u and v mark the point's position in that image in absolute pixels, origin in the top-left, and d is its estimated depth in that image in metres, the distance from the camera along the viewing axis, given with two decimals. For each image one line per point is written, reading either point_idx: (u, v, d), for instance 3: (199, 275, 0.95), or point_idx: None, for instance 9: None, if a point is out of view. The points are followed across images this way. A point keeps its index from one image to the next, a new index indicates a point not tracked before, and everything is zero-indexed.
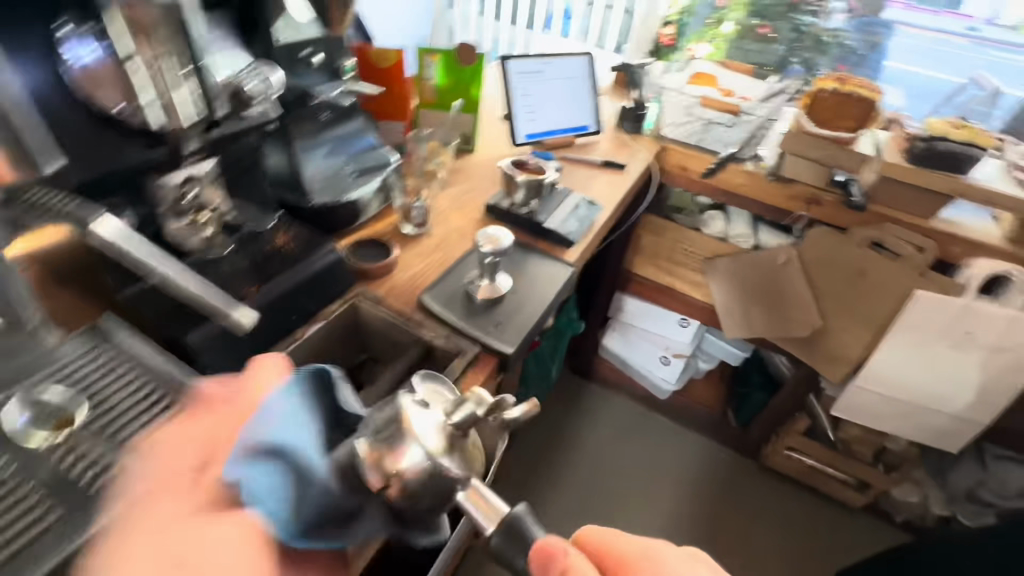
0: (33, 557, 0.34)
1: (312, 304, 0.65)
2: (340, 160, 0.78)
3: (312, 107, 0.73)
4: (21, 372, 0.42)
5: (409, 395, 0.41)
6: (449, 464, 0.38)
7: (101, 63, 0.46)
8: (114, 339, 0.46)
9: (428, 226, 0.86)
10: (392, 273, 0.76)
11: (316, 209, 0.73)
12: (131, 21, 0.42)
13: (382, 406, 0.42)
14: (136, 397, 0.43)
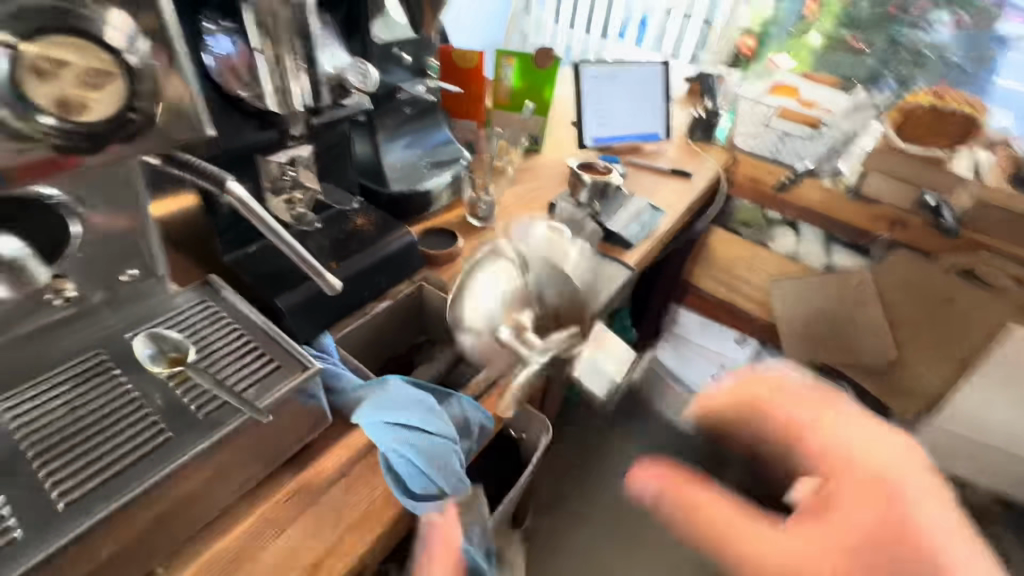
0: (148, 467, 0.39)
1: (383, 282, 0.70)
2: (418, 153, 0.84)
3: (398, 101, 0.79)
4: (144, 315, 0.49)
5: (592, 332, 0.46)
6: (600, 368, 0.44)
7: (238, 54, 0.53)
8: (220, 294, 0.52)
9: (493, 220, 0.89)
10: (456, 262, 0.80)
11: (392, 196, 0.78)
12: (260, 21, 0.48)
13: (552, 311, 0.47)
14: (236, 344, 0.48)
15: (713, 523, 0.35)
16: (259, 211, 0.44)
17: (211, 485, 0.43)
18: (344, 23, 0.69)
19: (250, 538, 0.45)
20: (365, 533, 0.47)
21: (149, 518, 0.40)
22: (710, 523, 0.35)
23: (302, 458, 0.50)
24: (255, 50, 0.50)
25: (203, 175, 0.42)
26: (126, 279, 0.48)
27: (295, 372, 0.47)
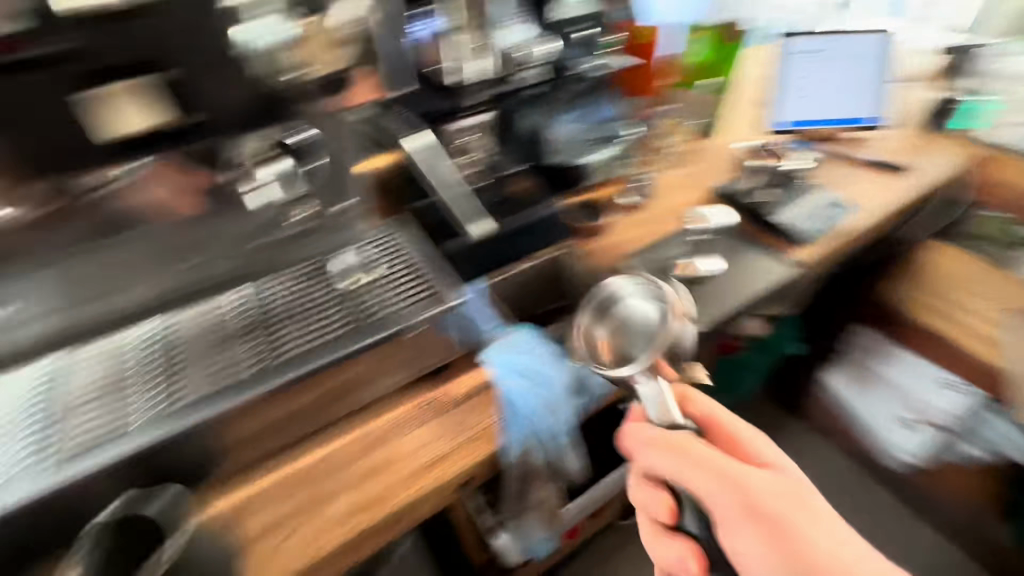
0: (332, 350, 0.52)
1: (527, 246, 0.74)
2: (580, 128, 0.86)
3: (569, 77, 0.81)
4: (341, 241, 0.62)
5: (647, 383, 0.50)
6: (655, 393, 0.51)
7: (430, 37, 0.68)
8: (397, 231, 0.63)
9: (647, 198, 0.89)
10: (600, 236, 0.82)
11: (548, 167, 0.81)
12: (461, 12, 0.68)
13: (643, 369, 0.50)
14: (402, 271, 0.59)
15: (710, 467, 0.47)
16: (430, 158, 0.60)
17: (370, 376, 0.55)
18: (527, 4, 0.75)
19: (391, 428, 0.56)
20: (477, 450, 0.55)
21: (328, 388, 0.53)
22: (692, 465, 0.47)
23: (437, 379, 0.60)
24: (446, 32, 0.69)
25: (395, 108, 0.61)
26: (337, 208, 0.61)
27: (439, 303, 0.56)
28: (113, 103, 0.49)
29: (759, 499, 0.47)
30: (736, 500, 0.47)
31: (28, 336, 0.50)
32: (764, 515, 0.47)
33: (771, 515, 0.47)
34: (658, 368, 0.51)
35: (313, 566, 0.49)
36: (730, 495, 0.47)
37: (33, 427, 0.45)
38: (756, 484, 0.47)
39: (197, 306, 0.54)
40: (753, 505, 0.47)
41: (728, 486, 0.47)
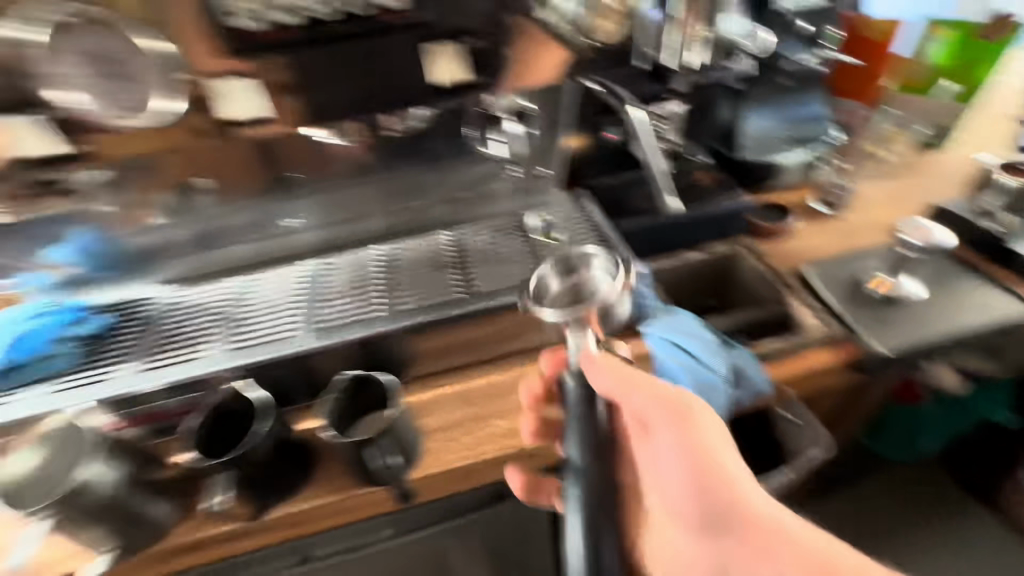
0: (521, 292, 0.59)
1: (704, 235, 0.76)
2: (781, 126, 0.83)
3: (781, 71, 0.79)
4: (535, 203, 0.69)
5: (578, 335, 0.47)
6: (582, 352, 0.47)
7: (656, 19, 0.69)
8: (585, 203, 0.70)
9: (844, 209, 0.82)
10: (785, 239, 0.78)
11: (737, 160, 0.80)
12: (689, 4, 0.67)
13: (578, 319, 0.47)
14: (588, 237, 0.65)
15: (692, 440, 0.46)
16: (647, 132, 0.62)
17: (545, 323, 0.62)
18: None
19: None
20: None
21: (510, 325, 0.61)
22: (635, 393, 0.45)
23: None
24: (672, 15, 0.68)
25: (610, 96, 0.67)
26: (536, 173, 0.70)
27: (622, 268, 0.61)
28: (432, 59, 0.62)
29: (726, 491, 0.45)
30: (707, 484, 0.46)
31: (310, 240, 0.68)
32: (722, 504, 0.45)
33: (739, 507, 0.45)
34: (589, 321, 0.47)
35: (474, 468, 0.56)
36: (703, 474, 0.46)
37: (303, 302, 0.59)
38: (732, 473, 0.45)
39: (418, 238, 0.66)
40: (723, 489, 0.45)
41: (702, 463, 0.46)
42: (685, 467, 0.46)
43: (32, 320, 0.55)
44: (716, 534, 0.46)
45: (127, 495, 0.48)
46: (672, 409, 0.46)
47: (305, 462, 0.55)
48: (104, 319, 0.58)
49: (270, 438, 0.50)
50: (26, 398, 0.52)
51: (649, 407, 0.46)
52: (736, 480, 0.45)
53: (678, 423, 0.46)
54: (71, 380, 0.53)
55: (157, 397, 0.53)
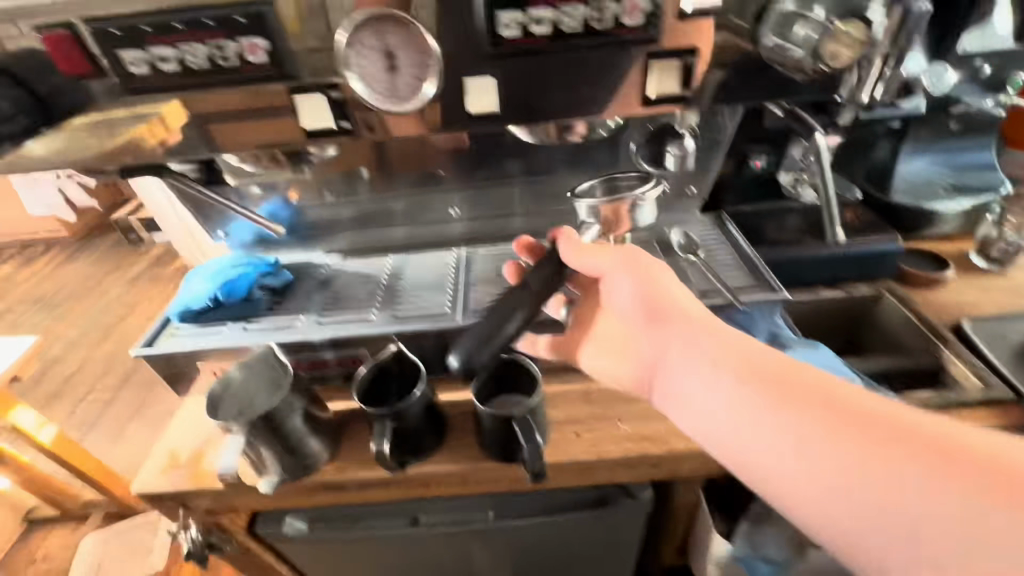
0: None
1: (845, 274, 0.74)
2: (942, 172, 0.80)
3: (949, 115, 0.75)
4: (675, 221, 0.71)
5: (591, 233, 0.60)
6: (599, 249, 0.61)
7: None
8: (725, 227, 0.70)
9: (1006, 267, 0.76)
10: (935, 289, 0.73)
11: (890, 203, 0.78)
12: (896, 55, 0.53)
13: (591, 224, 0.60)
14: (729, 260, 0.65)
15: (650, 273, 0.50)
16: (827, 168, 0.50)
17: None
18: None
19: None
20: None
21: None
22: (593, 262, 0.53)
23: None
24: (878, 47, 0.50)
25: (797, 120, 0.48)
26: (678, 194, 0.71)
27: (773, 292, 0.60)
28: (652, 74, 0.39)
29: (676, 306, 0.48)
30: (665, 306, 0.48)
31: (458, 231, 0.74)
32: (679, 315, 0.47)
33: (697, 322, 0.46)
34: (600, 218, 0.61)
35: (595, 465, 0.58)
36: (658, 297, 0.49)
37: (452, 285, 0.65)
38: (688, 301, 0.48)
39: None
40: (680, 310, 0.47)
41: (656, 288, 0.49)
42: (643, 294, 0.49)
43: (233, 268, 0.64)
44: (674, 336, 0.46)
45: (300, 427, 0.55)
46: (629, 255, 0.51)
47: (440, 431, 0.59)
48: (285, 277, 0.66)
49: (420, 403, 0.54)
50: (224, 334, 0.61)
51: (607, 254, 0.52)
52: (693, 306, 0.48)
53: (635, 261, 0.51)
54: (258, 324, 0.62)
55: (322, 348, 0.60)
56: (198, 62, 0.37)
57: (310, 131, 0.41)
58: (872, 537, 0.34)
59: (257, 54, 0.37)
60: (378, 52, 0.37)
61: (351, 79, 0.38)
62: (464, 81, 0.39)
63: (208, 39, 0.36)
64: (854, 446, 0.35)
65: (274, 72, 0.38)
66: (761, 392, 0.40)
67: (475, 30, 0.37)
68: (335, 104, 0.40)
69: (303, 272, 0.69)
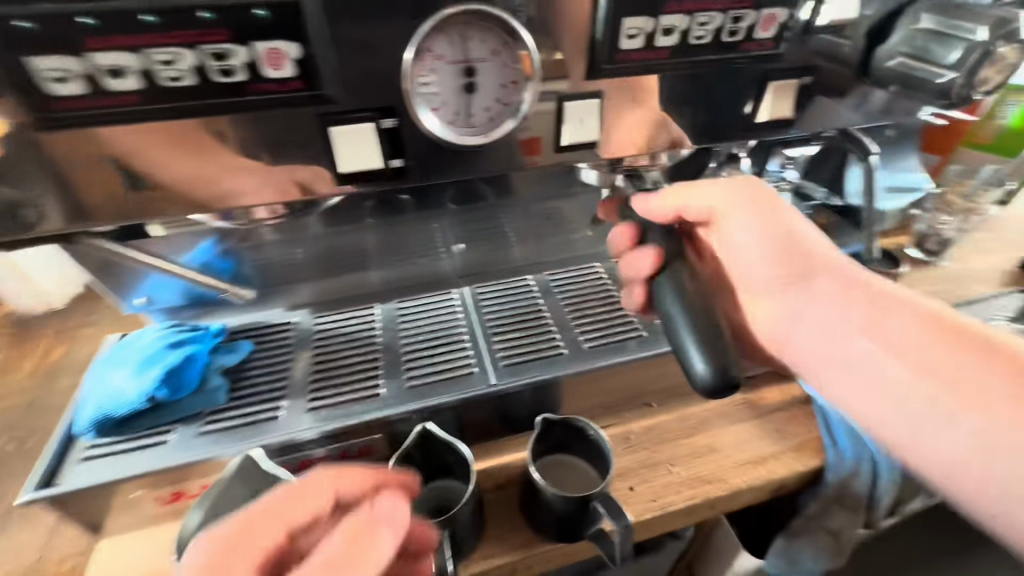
0: None
1: None
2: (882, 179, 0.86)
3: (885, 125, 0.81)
4: None
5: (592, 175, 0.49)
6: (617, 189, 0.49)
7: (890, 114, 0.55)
8: None
9: (941, 257, 0.85)
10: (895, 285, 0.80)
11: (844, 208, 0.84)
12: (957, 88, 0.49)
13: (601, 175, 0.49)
14: None
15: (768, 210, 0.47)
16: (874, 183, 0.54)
17: None
18: None
19: (715, 417, 0.61)
20: (802, 459, 0.57)
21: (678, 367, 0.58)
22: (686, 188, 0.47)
23: (750, 385, 0.64)
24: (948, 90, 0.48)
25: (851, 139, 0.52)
26: None
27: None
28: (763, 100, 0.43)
29: (816, 256, 0.45)
30: (796, 246, 0.45)
31: (450, 267, 0.62)
32: (819, 263, 0.44)
33: (839, 277, 0.43)
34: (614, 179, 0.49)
35: (660, 519, 0.52)
36: (784, 239, 0.45)
37: (468, 336, 0.54)
38: (813, 237, 0.45)
39: (573, 268, 0.63)
40: (806, 253, 0.45)
41: (780, 230, 0.46)
42: (767, 237, 0.46)
43: (172, 348, 0.47)
44: (813, 290, 0.44)
45: None
46: (748, 188, 0.46)
47: (477, 529, 0.48)
48: (241, 350, 0.51)
49: (469, 501, 0.44)
50: (170, 444, 0.44)
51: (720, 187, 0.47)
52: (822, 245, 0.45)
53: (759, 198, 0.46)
54: (220, 422, 0.46)
55: (318, 444, 0.46)
56: (185, 74, 0.31)
57: (349, 176, 0.38)
58: (990, 470, 0.35)
59: (280, 68, 0.33)
60: (456, 69, 0.36)
61: (422, 107, 0.36)
62: (563, 105, 0.39)
63: (203, 44, 0.31)
64: (1000, 386, 0.35)
65: (306, 90, 0.34)
66: (909, 339, 0.39)
67: (593, 40, 0.36)
68: (384, 134, 0.37)
69: (265, 340, 0.54)
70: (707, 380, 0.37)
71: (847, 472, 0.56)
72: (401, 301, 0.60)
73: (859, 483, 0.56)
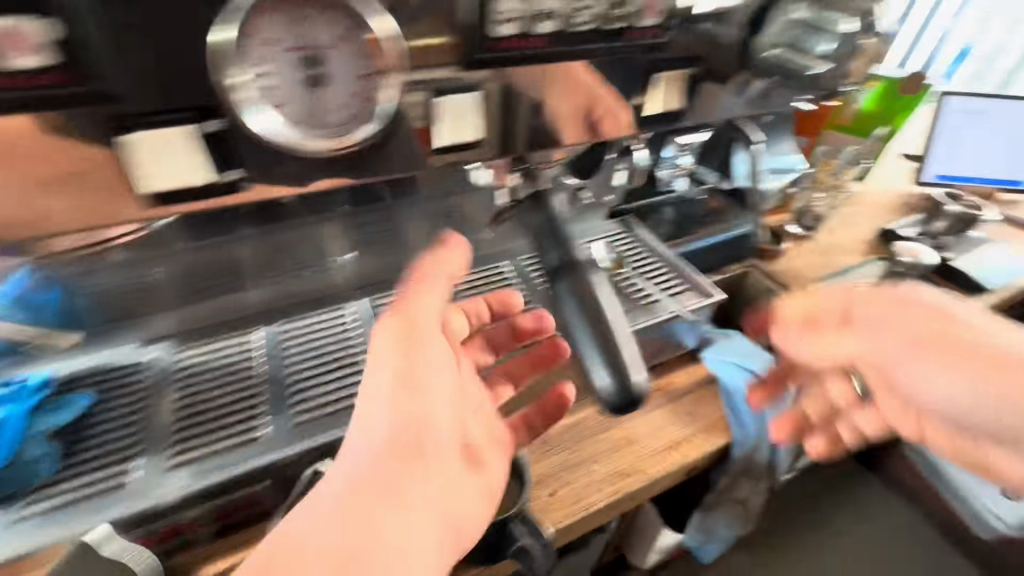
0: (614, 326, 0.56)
1: (722, 258, 0.81)
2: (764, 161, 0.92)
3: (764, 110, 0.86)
4: (588, 230, 0.67)
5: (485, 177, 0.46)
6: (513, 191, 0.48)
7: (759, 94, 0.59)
8: (634, 229, 0.69)
9: (815, 231, 0.94)
10: (779, 260, 0.86)
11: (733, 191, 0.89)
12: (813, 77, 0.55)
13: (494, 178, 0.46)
14: (652, 265, 0.64)
15: (944, 353, 0.44)
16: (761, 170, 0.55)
17: None
18: None
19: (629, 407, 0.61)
20: (712, 439, 0.59)
21: None
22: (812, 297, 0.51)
23: (660, 370, 0.65)
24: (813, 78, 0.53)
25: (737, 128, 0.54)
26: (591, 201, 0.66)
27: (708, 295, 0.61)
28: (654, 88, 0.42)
29: (957, 342, 0.44)
30: (994, 395, 0.42)
31: (342, 278, 0.56)
32: (965, 351, 0.43)
33: (956, 354, 0.44)
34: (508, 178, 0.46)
35: (583, 521, 0.51)
36: (975, 393, 0.43)
37: (365, 357, 0.49)
38: (989, 344, 0.43)
39: (476, 270, 0.59)
40: (993, 384, 0.42)
41: (990, 384, 0.42)
42: (958, 389, 0.44)
43: None
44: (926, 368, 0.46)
45: None
46: (933, 318, 0.45)
47: None
48: (77, 404, 0.42)
49: None
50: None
51: (876, 343, 0.48)
52: (1003, 360, 0.42)
53: (991, 374, 0.42)
54: (52, 498, 0.37)
55: (190, 505, 0.39)
56: None
57: (163, 194, 0.33)
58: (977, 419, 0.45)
59: (27, 55, 0.26)
60: (295, 59, 0.31)
61: (261, 110, 0.31)
62: (432, 102, 0.36)
63: None
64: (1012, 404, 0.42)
65: (73, 86, 0.28)
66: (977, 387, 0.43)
67: (463, 21, 0.33)
68: (199, 140, 0.32)
69: (111, 386, 0.44)
70: (610, 392, 0.38)
71: (750, 444, 0.60)
72: (286, 322, 0.52)
73: (762, 454, 0.60)
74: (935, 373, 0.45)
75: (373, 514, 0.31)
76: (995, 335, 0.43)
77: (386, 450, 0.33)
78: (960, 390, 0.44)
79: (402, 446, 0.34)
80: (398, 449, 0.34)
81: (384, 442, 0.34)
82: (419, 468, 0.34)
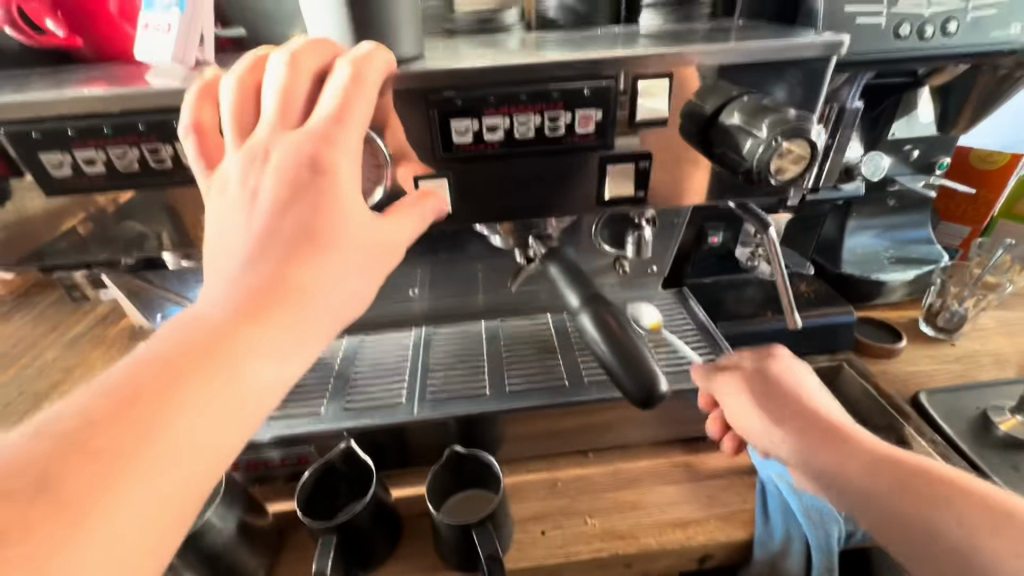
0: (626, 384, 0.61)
1: (804, 347, 0.75)
2: (885, 245, 0.84)
3: (886, 192, 0.79)
4: (644, 298, 0.72)
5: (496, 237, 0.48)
6: (517, 250, 0.49)
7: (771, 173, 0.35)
8: (688, 303, 0.73)
9: (954, 335, 0.78)
10: (889, 360, 0.75)
11: (839, 275, 0.81)
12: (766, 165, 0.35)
13: (501, 236, 0.47)
14: (693, 339, 0.67)
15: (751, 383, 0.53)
16: (777, 252, 0.55)
17: (634, 422, 0.61)
18: (873, 118, 0.70)
19: (647, 474, 0.61)
20: (728, 529, 0.56)
21: (604, 419, 0.60)
22: None
23: (692, 446, 0.64)
24: (755, 153, 0.34)
25: (750, 215, 0.54)
26: (648, 271, 0.71)
27: None
28: (611, 179, 0.41)
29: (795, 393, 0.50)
30: (796, 426, 0.48)
31: (416, 309, 0.69)
32: (791, 396, 0.50)
33: (772, 386, 0.51)
34: (512, 236, 0.47)
35: (564, 567, 0.54)
36: (877, 485, 0.41)
37: (410, 372, 0.62)
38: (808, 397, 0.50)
39: (522, 320, 0.69)
40: (790, 406, 0.49)
41: (787, 411, 0.49)
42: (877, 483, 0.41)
43: None
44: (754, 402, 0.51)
45: (232, 541, 0.48)
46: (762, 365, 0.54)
47: (391, 535, 0.53)
48: None
49: (370, 502, 0.50)
50: None
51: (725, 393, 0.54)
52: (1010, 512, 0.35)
53: (914, 470, 0.40)
54: None
55: (267, 448, 0.55)
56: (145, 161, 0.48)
57: None
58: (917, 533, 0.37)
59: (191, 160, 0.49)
60: None
61: None
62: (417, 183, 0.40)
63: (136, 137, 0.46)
64: (868, 469, 0.42)
65: None
66: (804, 425, 0.47)
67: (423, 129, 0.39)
68: None
69: None
70: (655, 392, 0.37)
71: (775, 549, 0.54)
72: (367, 335, 0.68)
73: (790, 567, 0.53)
74: (911, 496, 0.39)
75: (293, 235, 0.30)
76: (816, 397, 0.51)
77: (286, 166, 0.30)
78: (939, 528, 0.36)
79: (263, 292, 0.29)
80: (256, 292, 0.29)
81: (251, 289, 0.29)
82: (330, 198, 0.31)
